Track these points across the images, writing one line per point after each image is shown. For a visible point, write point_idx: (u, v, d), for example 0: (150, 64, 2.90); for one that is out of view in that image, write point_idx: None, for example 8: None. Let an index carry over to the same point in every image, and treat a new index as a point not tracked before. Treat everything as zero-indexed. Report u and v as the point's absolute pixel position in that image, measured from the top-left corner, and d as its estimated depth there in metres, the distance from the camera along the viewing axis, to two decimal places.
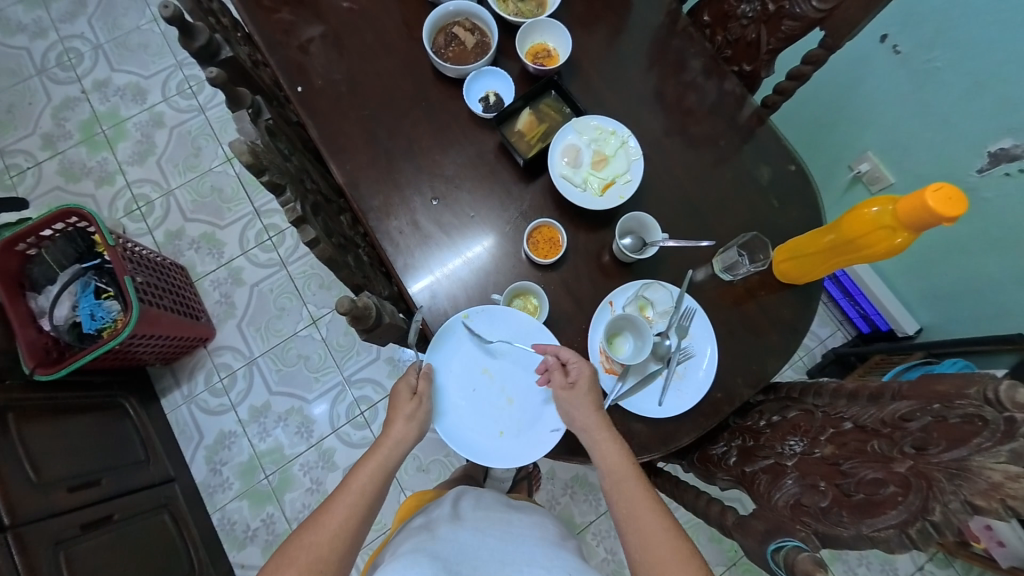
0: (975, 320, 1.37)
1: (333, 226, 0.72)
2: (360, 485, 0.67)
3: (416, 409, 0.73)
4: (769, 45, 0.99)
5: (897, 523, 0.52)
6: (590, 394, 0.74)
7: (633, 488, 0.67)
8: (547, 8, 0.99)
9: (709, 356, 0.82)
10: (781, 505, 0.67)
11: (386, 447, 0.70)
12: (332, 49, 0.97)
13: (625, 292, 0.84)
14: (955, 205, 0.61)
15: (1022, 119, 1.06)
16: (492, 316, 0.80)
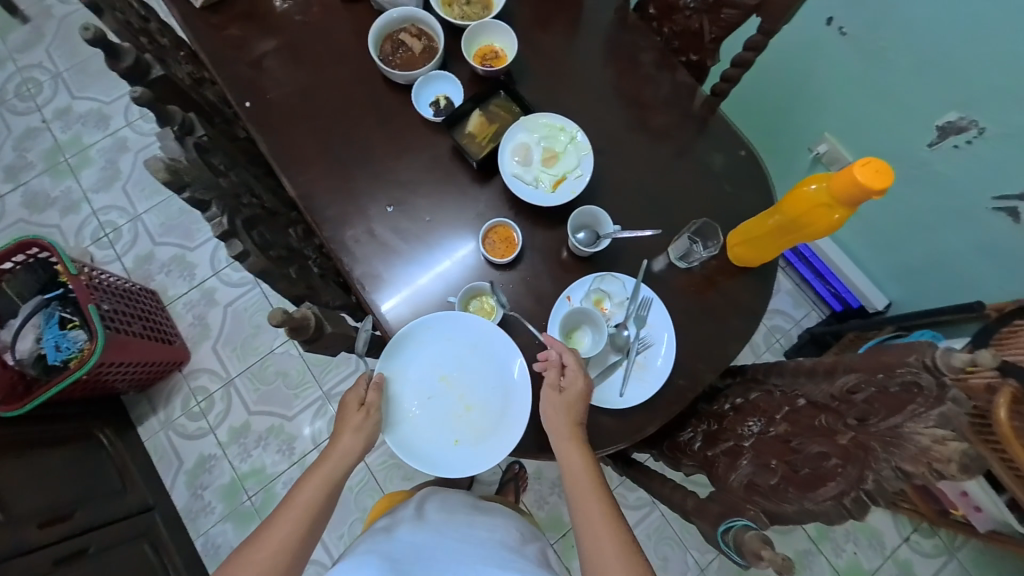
0: (940, 290, 1.41)
1: (273, 239, 0.73)
2: (310, 497, 0.70)
3: (364, 422, 0.75)
4: (711, 34, 1.03)
5: (834, 494, 0.54)
6: (573, 406, 0.74)
7: (596, 505, 0.70)
8: (494, 10, 1.00)
9: (667, 343, 0.83)
10: (737, 486, 0.69)
11: (333, 458, 0.73)
12: (282, 63, 0.97)
13: (582, 286, 0.84)
14: (882, 177, 0.63)
15: (964, 92, 1.09)
16: (449, 325, 0.81)
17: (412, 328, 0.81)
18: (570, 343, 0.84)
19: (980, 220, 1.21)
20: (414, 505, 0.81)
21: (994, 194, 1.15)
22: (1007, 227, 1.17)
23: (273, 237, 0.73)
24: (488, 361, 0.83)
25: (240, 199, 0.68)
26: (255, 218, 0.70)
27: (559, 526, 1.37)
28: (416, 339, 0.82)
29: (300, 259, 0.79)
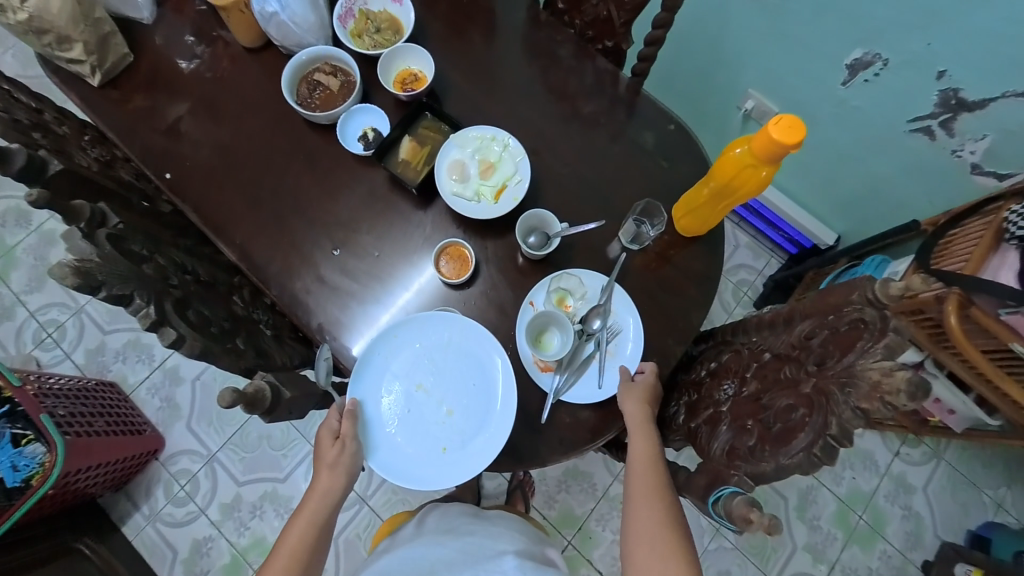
0: (879, 216, 1.49)
1: (212, 312, 0.70)
2: (294, 541, 0.71)
3: (338, 455, 0.74)
4: (621, 18, 1.02)
5: (804, 446, 0.53)
6: (646, 397, 0.79)
7: (651, 492, 0.70)
8: (405, 33, 1.00)
9: (635, 327, 0.85)
10: (718, 455, 0.68)
11: (314, 498, 0.73)
12: (199, 124, 0.94)
13: (542, 287, 0.85)
14: (795, 131, 0.67)
15: (864, 29, 1.15)
16: (413, 332, 0.82)
17: (375, 344, 0.80)
18: (540, 347, 0.84)
19: (901, 144, 1.29)
20: (420, 520, 0.90)
21: (907, 118, 1.23)
22: (925, 145, 1.25)
23: (214, 311, 0.71)
24: (461, 360, 0.82)
25: (167, 279, 0.65)
26: (187, 296, 0.67)
27: (572, 521, 1.38)
28: (382, 355, 0.81)
29: (249, 325, 0.77)
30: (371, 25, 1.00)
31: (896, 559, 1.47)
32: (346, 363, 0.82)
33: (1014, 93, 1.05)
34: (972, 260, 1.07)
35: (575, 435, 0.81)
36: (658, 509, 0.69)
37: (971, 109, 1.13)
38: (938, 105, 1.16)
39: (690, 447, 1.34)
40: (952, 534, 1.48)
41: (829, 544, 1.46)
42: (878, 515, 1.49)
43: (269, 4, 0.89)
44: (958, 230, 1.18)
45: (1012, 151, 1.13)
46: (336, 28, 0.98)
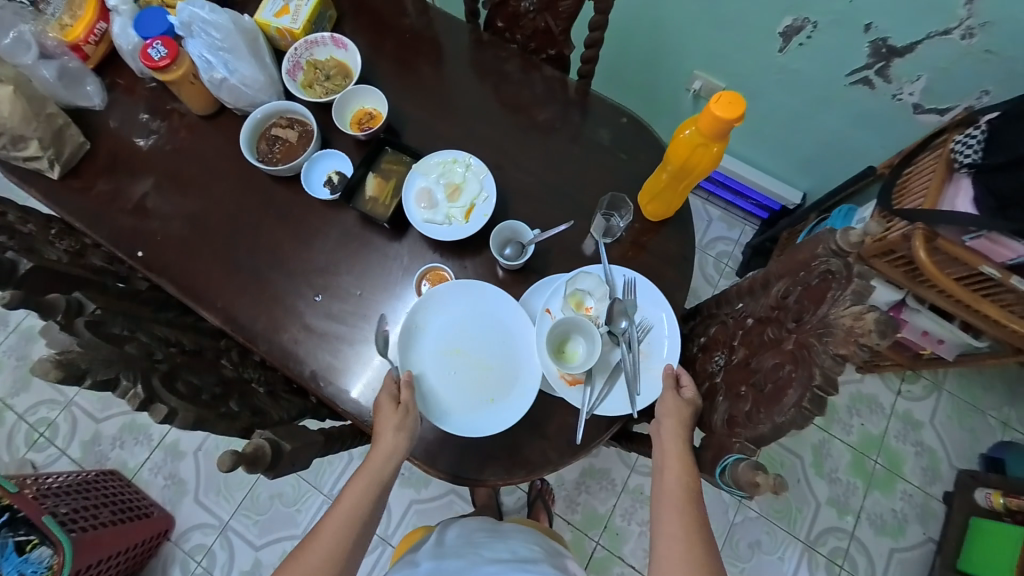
0: (837, 169, 1.55)
1: (203, 380, 0.70)
2: (350, 506, 0.69)
3: (403, 416, 0.73)
4: (559, 27, 1.06)
5: (794, 402, 0.52)
6: (684, 420, 0.72)
7: (683, 516, 0.64)
8: (354, 75, 1.02)
9: (667, 321, 0.86)
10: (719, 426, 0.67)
11: (376, 461, 0.71)
12: (166, 196, 0.95)
13: (558, 295, 0.86)
14: (736, 106, 0.70)
15: None
16: (444, 299, 0.85)
17: (412, 317, 0.83)
18: (564, 358, 0.83)
19: (844, 98, 1.35)
20: (437, 539, 0.90)
21: (845, 72, 1.29)
22: (867, 95, 1.31)
23: (206, 378, 0.71)
24: (492, 320, 0.85)
25: (153, 356, 0.65)
26: (174, 369, 0.67)
27: (597, 521, 1.37)
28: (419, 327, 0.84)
29: (242, 386, 0.77)
30: (321, 74, 1.02)
31: (917, 496, 1.49)
32: (345, 405, 0.82)
33: (939, 32, 1.11)
34: (928, 195, 1.10)
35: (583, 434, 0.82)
36: (693, 530, 0.63)
37: (902, 55, 1.19)
38: (871, 55, 1.22)
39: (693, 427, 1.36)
40: (966, 461, 1.51)
41: (850, 494, 1.48)
42: (892, 456, 1.51)
43: (217, 70, 0.91)
44: (913, 168, 1.22)
45: (947, 87, 1.20)
46: (285, 82, 1.00)
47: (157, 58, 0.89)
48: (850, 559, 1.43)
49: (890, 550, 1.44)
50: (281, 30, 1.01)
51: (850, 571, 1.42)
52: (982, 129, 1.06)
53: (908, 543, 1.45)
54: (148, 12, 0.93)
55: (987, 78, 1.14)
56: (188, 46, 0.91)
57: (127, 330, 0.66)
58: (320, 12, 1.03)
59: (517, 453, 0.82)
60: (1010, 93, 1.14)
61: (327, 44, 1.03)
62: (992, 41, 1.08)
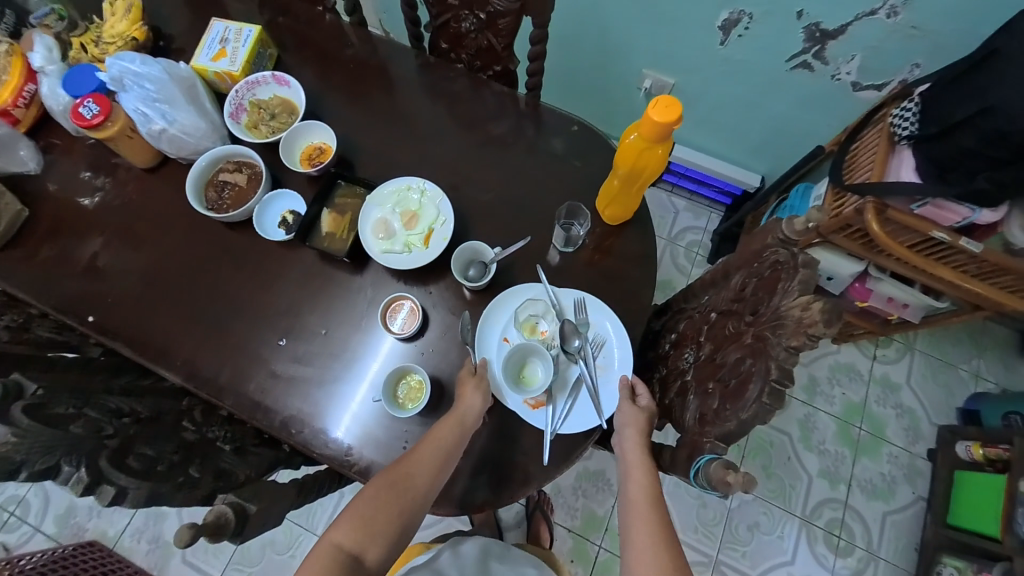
0: (791, 150, 1.59)
1: (164, 445, 0.67)
2: (435, 445, 0.73)
3: (479, 380, 0.80)
4: (501, 44, 1.04)
5: (755, 398, 0.51)
6: (644, 421, 0.78)
7: (647, 510, 0.69)
8: (299, 111, 1.01)
9: (615, 331, 0.87)
10: (693, 424, 0.66)
11: (457, 412, 0.76)
12: (115, 255, 0.92)
13: (510, 323, 0.87)
14: (673, 109, 0.71)
15: None
16: (519, 296, 0.88)
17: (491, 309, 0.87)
18: (525, 383, 0.86)
19: (787, 82, 1.39)
20: (449, 551, 0.93)
21: (785, 58, 1.33)
22: (808, 78, 1.35)
23: (164, 446, 0.68)
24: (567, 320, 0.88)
25: (103, 431, 0.61)
26: (128, 442, 0.63)
27: (598, 524, 1.36)
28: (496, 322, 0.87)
29: (205, 448, 0.74)
30: (265, 113, 1.01)
31: (903, 457, 1.52)
32: (321, 448, 0.80)
33: (866, 13, 1.15)
34: (875, 167, 1.13)
35: (562, 445, 0.82)
36: (657, 523, 0.67)
37: (835, 37, 1.23)
38: (806, 40, 1.26)
39: (670, 427, 1.39)
40: (945, 417, 1.55)
41: (840, 463, 1.51)
42: (875, 422, 1.55)
43: (155, 122, 0.89)
44: (860, 143, 1.26)
45: (881, 63, 1.24)
46: (229, 125, 0.98)
47: (89, 116, 0.86)
48: (847, 528, 1.45)
49: (883, 514, 1.47)
50: (220, 74, 0.99)
51: (848, 540, 1.44)
52: (916, 101, 1.08)
53: (900, 505, 1.48)
54: (77, 70, 0.90)
55: (917, 52, 1.18)
56: (122, 101, 0.88)
57: (74, 405, 0.62)
58: (259, 52, 1.02)
59: (500, 473, 0.81)
60: (939, 64, 1.19)
61: (269, 83, 1.02)
62: (916, 17, 1.12)
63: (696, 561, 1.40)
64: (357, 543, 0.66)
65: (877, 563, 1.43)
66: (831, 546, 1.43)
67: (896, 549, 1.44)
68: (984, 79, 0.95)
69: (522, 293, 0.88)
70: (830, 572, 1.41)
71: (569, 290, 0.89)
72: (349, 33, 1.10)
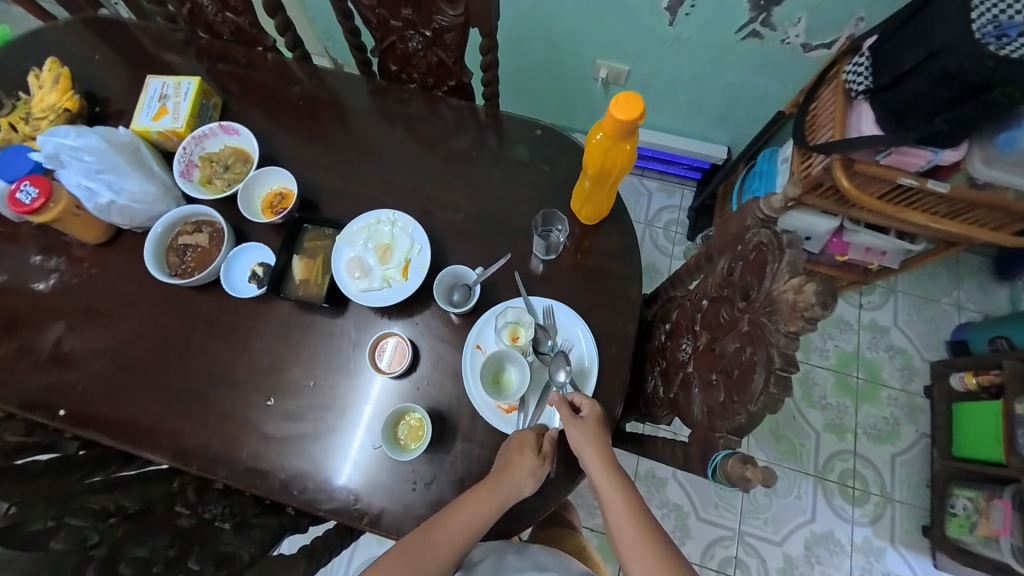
0: (753, 117, 1.59)
1: (156, 539, 0.62)
2: (458, 532, 0.69)
3: (538, 466, 0.74)
4: (452, 58, 1.01)
5: (761, 388, 0.49)
6: (599, 434, 0.75)
7: (635, 527, 0.67)
8: (254, 159, 0.98)
9: (585, 337, 0.85)
10: (700, 419, 0.64)
11: (505, 493, 0.72)
12: (79, 338, 0.88)
13: (490, 331, 0.85)
14: (635, 104, 0.69)
15: None
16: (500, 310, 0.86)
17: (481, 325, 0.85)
18: (501, 387, 0.85)
19: (739, 53, 1.39)
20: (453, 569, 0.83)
21: (734, 30, 1.32)
22: (759, 46, 1.35)
23: (157, 541, 0.62)
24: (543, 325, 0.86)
25: (87, 543, 0.57)
26: (116, 547, 0.58)
27: None
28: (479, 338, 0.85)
29: (203, 533, 0.68)
30: (218, 166, 0.97)
31: (902, 397, 1.54)
32: (325, 504, 0.77)
33: None
34: (836, 124, 1.13)
35: (570, 458, 0.81)
36: (649, 539, 0.66)
37: (779, 3, 1.23)
38: (752, 9, 1.26)
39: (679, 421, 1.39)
40: (935, 351, 1.58)
41: (844, 414, 1.52)
42: (870, 366, 1.56)
43: (101, 195, 0.85)
44: (818, 102, 1.26)
45: (827, 21, 1.25)
46: (181, 184, 0.94)
47: (29, 201, 0.82)
48: (860, 477, 1.46)
49: (892, 457, 1.48)
50: (164, 133, 0.95)
51: (863, 488, 1.45)
52: (867, 55, 1.07)
53: (906, 445, 1.49)
54: (9, 154, 0.86)
55: (859, 6, 1.19)
56: (61, 178, 0.84)
57: (52, 518, 0.58)
58: (201, 104, 0.98)
59: None
60: (881, 15, 1.20)
61: (217, 133, 0.98)
62: None
63: (719, 535, 1.40)
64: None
65: (893, 506, 1.44)
66: (847, 497, 1.44)
67: (908, 488, 1.45)
68: (927, 24, 0.94)
69: (503, 306, 0.87)
70: (850, 523, 1.42)
71: (539, 297, 0.88)
72: (293, 70, 1.07)
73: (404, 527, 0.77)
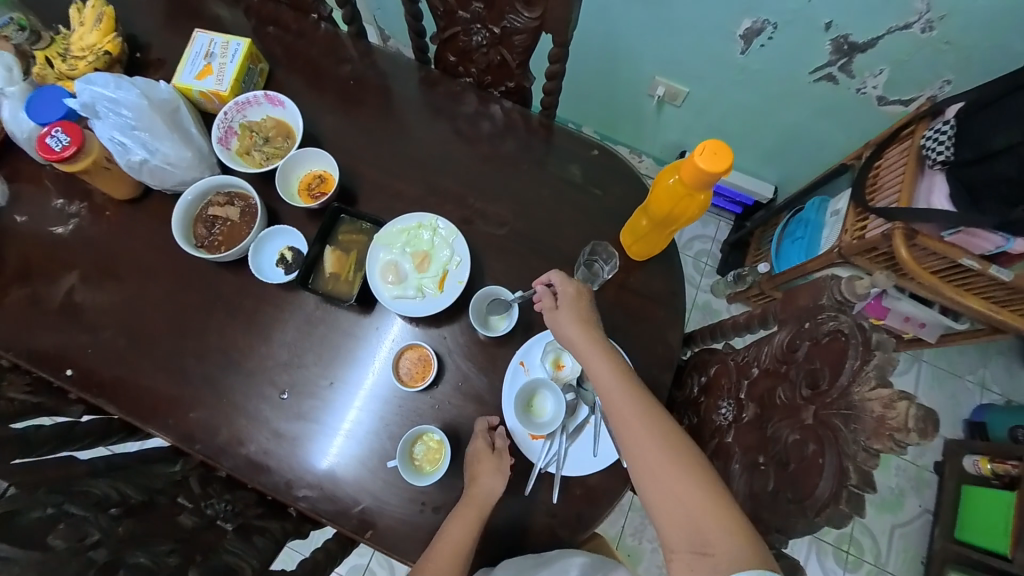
0: (807, 160, 1.53)
1: (157, 544, 0.59)
2: (452, 546, 0.68)
3: (500, 462, 0.74)
4: (515, 60, 0.95)
5: (828, 498, 0.48)
6: (583, 316, 0.72)
7: (630, 405, 0.62)
8: (296, 136, 0.92)
9: None
10: (741, 500, 0.63)
11: (479, 501, 0.72)
12: (95, 297, 0.85)
13: (536, 353, 0.82)
14: (722, 157, 0.65)
15: None
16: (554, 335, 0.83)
17: (533, 345, 0.82)
18: (532, 414, 0.81)
19: (809, 95, 1.31)
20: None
21: (809, 70, 1.25)
22: (831, 90, 1.28)
23: (158, 547, 0.59)
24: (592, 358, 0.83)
25: (86, 541, 0.54)
26: (117, 551, 0.55)
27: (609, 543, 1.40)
28: (526, 360, 0.82)
29: (205, 539, 0.65)
30: (258, 138, 0.92)
31: (910, 469, 1.52)
32: (326, 516, 0.76)
33: (899, 27, 1.08)
34: (903, 192, 1.08)
35: (588, 507, 0.78)
36: (645, 419, 0.61)
37: (863, 50, 1.16)
38: (833, 52, 1.18)
39: None
40: (951, 429, 1.55)
41: None
42: None
43: (134, 153, 0.80)
44: (883, 160, 1.21)
45: (910, 77, 1.18)
46: (217, 152, 0.89)
47: (59, 148, 0.77)
48: (855, 542, 1.45)
49: (891, 527, 1.47)
50: (205, 94, 0.90)
51: (857, 554, 1.44)
52: (951, 123, 1.01)
53: (907, 517, 1.48)
54: (42, 94, 0.80)
55: (948, 68, 1.13)
56: (95, 129, 0.79)
57: (51, 507, 0.55)
58: (248, 68, 0.92)
59: (520, 530, 0.77)
60: (969, 81, 1.14)
61: (261, 103, 0.92)
62: (951, 32, 1.06)
63: None
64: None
65: None
66: (839, 560, 1.43)
67: (902, 561, 1.45)
68: None
69: None
70: None
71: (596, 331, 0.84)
72: (347, 46, 1.00)
73: (407, 549, 0.75)
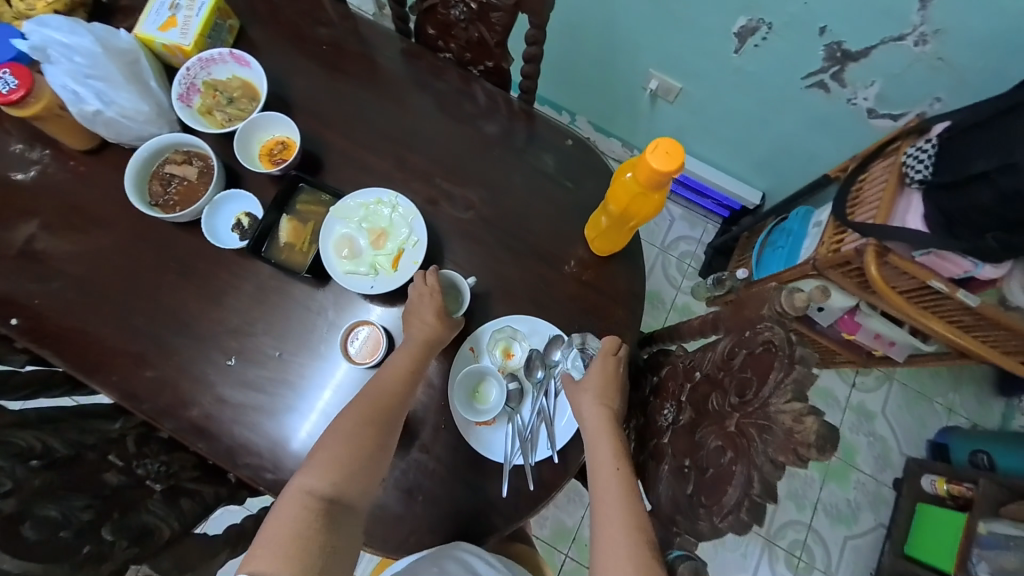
0: (795, 170, 1.51)
1: (71, 505, 0.59)
2: (384, 385, 0.72)
3: (432, 294, 0.78)
4: (494, 40, 0.92)
5: (732, 506, 0.49)
6: (607, 395, 0.74)
7: (617, 487, 0.63)
8: (261, 98, 0.90)
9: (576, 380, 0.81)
10: (664, 501, 0.64)
11: (412, 345, 0.75)
12: (48, 247, 0.84)
13: (484, 339, 0.82)
14: (674, 156, 0.64)
15: None
16: (503, 324, 0.83)
17: (481, 331, 0.82)
18: (476, 400, 0.81)
19: (801, 102, 1.29)
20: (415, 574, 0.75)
21: (801, 76, 1.22)
22: (823, 99, 1.25)
23: (74, 500, 0.60)
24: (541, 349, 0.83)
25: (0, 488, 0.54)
26: (28, 502, 0.55)
27: (567, 534, 1.42)
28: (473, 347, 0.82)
29: (130, 497, 0.66)
30: (222, 97, 0.89)
31: (870, 484, 1.54)
32: (263, 485, 0.76)
33: (893, 38, 1.05)
34: (881, 208, 1.06)
35: (526, 497, 0.78)
36: (626, 503, 0.62)
37: (857, 59, 1.13)
38: (826, 59, 1.16)
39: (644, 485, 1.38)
40: (914, 448, 1.57)
41: (808, 487, 1.52)
42: (847, 448, 1.55)
43: (88, 102, 0.77)
44: (867, 174, 1.19)
45: (902, 92, 1.15)
46: (177, 109, 0.87)
47: (6, 91, 0.75)
48: (808, 550, 1.48)
49: (844, 538, 1.50)
50: (170, 47, 0.87)
51: (808, 561, 1.47)
52: (934, 143, 1.00)
53: (861, 530, 1.51)
54: None
55: (940, 86, 1.11)
56: (46, 73, 0.77)
57: None
58: (215, 23, 0.89)
59: (460, 516, 0.77)
60: (961, 102, 1.12)
61: (227, 61, 0.89)
62: (944, 49, 1.03)
63: None
64: (330, 489, 0.63)
65: None
66: (790, 566, 1.47)
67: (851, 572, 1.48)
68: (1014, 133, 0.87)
69: (506, 321, 0.83)
70: None
71: (547, 324, 0.83)
72: (325, 9, 0.97)
73: None
